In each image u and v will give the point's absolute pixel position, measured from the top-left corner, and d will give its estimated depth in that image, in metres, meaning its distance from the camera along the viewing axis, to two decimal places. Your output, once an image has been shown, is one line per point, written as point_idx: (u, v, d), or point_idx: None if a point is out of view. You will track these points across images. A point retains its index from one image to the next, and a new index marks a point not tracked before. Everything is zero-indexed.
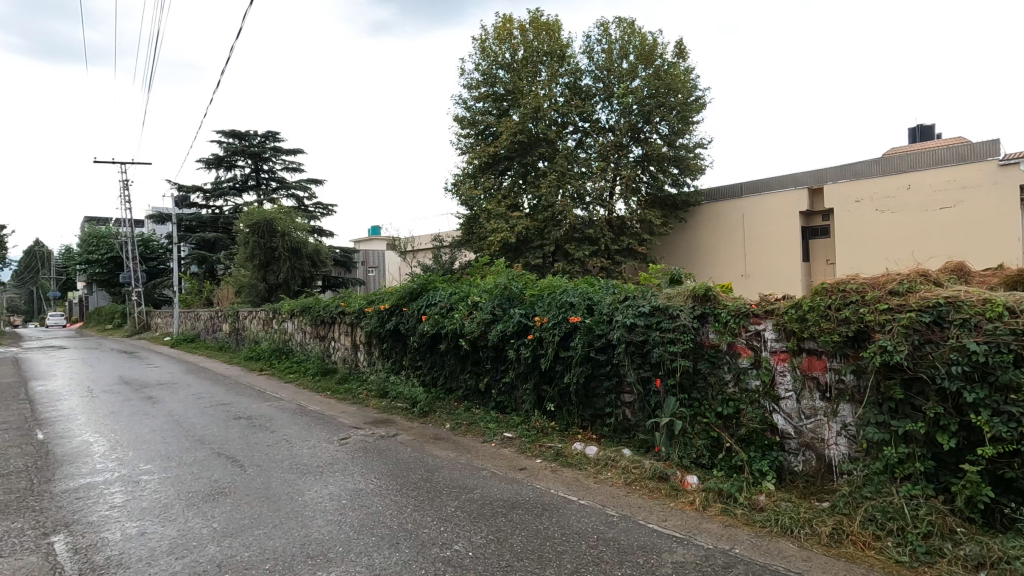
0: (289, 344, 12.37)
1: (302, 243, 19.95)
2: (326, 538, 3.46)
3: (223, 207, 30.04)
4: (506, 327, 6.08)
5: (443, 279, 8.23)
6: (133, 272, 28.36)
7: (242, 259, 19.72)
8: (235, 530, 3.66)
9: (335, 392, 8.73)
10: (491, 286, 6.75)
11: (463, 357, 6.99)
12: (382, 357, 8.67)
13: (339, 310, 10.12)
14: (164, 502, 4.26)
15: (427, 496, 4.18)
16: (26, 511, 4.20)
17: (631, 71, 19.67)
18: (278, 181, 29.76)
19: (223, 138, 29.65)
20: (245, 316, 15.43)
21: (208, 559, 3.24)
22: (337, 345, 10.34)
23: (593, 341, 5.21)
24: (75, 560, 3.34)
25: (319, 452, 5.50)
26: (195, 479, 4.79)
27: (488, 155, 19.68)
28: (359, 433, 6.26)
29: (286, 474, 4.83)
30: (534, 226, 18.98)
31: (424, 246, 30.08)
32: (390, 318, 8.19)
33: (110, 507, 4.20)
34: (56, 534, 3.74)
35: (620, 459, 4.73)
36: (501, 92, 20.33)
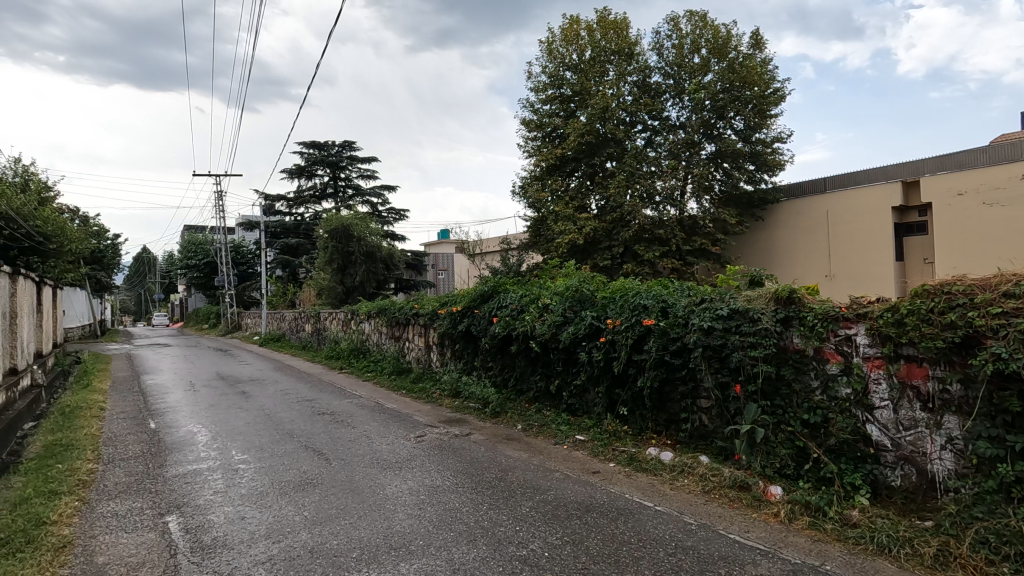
0: (366, 344, 12.93)
1: (376, 248, 20.79)
2: (408, 532, 3.60)
3: (304, 214, 31.81)
4: (578, 330, 6.06)
5: (514, 282, 8.32)
6: (225, 276, 30.56)
7: (322, 263, 20.81)
8: (324, 518, 3.89)
9: (410, 392, 9.04)
10: (562, 289, 6.79)
11: (534, 359, 7.04)
12: (454, 359, 8.89)
13: (413, 311, 10.49)
14: (260, 489, 4.61)
15: (503, 495, 4.27)
16: (144, 492, 4.68)
17: (704, 66, 19.04)
18: (354, 189, 31.22)
19: (304, 149, 31.40)
20: (326, 317, 16.23)
21: (301, 545, 3.47)
22: (411, 346, 10.71)
23: (668, 344, 5.09)
24: (187, 539, 3.67)
25: (397, 448, 5.74)
26: (287, 469, 5.15)
27: (556, 157, 19.64)
28: (434, 431, 6.46)
29: (368, 468, 5.08)
30: (603, 228, 18.74)
31: (493, 248, 30.49)
32: (462, 320, 8.38)
33: (214, 492, 4.59)
34: (170, 514, 4.14)
35: (696, 466, 4.61)
36: (568, 93, 20.27)
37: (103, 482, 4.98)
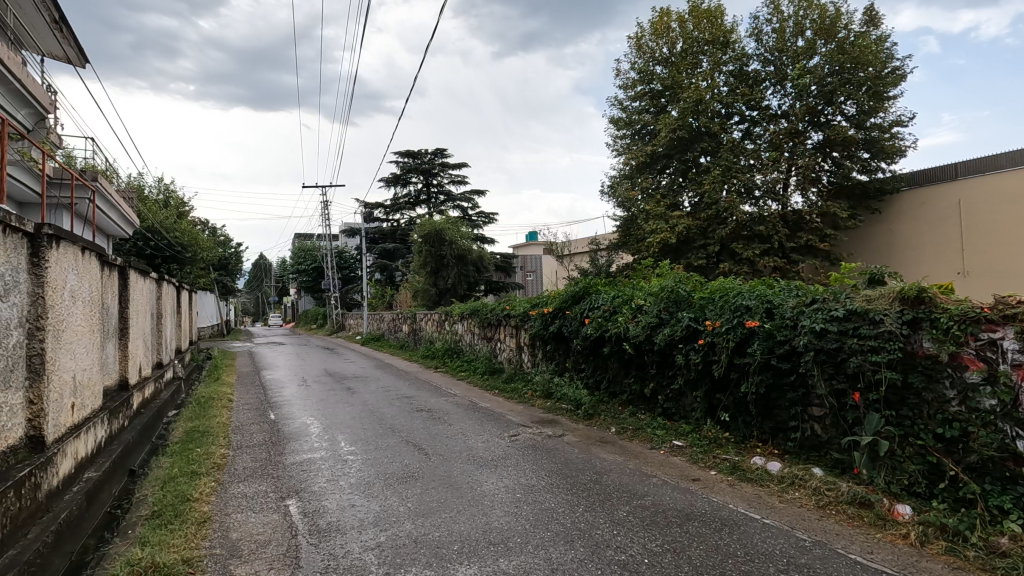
0: (460, 344, 13.33)
1: (467, 251, 21.39)
2: (506, 528, 3.67)
3: (400, 220, 33.46)
4: (674, 332, 5.86)
5: (605, 282, 8.22)
6: (331, 280, 32.79)
7: (417, 266, 21.77)
8: (426, 511, 4.07)
9: (503, 391, 9.20)
10: (656, 289, 6.61)
11: (628, 361, 6.91)
12: (546, 359, 8.94)
13: (504, 313, 10.68)
14: (367, 480, 4.90)
15: (599, 497, 4.23)
16: (268, 477, 5.15)
17: (809, 48, 17.70)
18: (446, 194, 32.37)
19: (400, 158, 32.98)
20: (422, 318, 16.94)
21: (405, 534, 3.65)
22: (503, 346, 10.90)
23: (775, 347, 4.79)
24: (305, 522, 3.99)
25: (492, 446, 5.86)
26: (390, 462, 5.44)
27: (646, 155, 19.10)
28: (528, 431, 6.53)
29: (465, 464, 5.24)
30: (696, 226, 17.96)
31: (581, 249, 30.34)
32: (554, 321, 8.40)
33: (328, 480, 4.96)
34: (290, 499, 4.51)
35: (809, 479, 4.29)
36: (658, 88, 19.64)
37: (234, 466, 5.54)
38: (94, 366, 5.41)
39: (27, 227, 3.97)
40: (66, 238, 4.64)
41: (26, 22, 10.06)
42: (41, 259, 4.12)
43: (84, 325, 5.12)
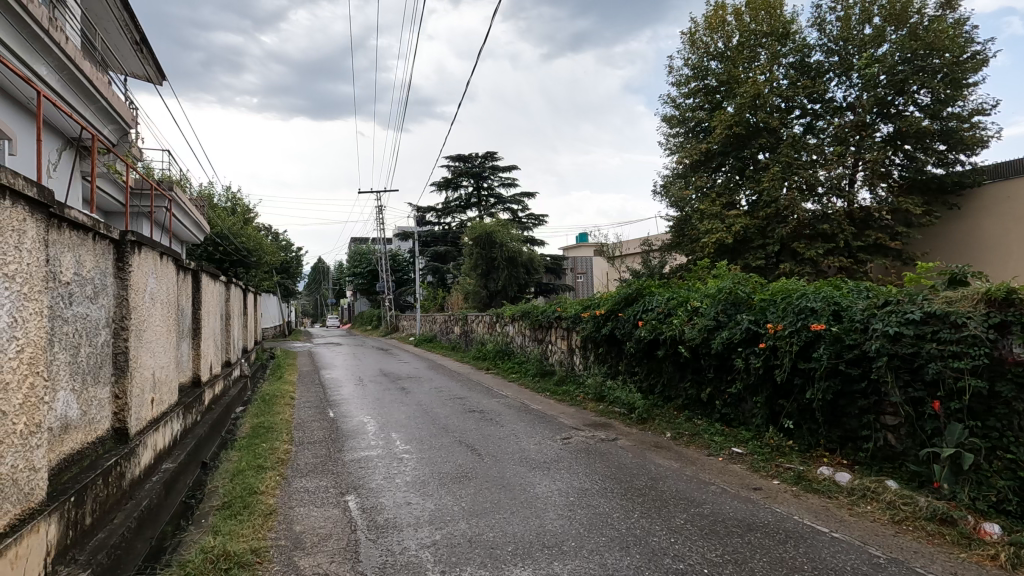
0: (511, 346, 13.38)
1: (517, 253, 21.44)
2: (559, 532, 3.65)
3: (451, 223, 33.97)
4: (732, 335, 5.67)
5: (659, 284, 8.05)
6: (385, 283, 33.65)
7: (468, 268, 22.03)
8: (480, 511, 4.10)
9: (554, 394, 9.17)
10: (714, 291, 6.42)
11: (683, 364, 6.73)
12: (598, 362, 8.84)
13: (556, 314, 10.63)
14: (422, 479, 4.99)
15: (655, 503, 4.14)
16: (328, 473, 5.34)
17: (877, 36, 16.76)
18: (496, 197, 32.63)
19: (451, 162, 33.49)
20: (473, 320, 17.10)
21: (460, 533, 3.70)
22: (554, 348, 10.85)
23: (843, 352, 4.55)
24: (364, 518, 4.11)
25: (544, 449, 5.85)
26: (444, 461, 5.52)
27: (701, 153, 18.58)
28: (580, 434, 6.48)
29: (517, 466, 5.25)
30: (755, 225, 17.30)
31: (633, 250, 29.85)
32: (606, 324, 8.29)
33: (384, 478, 5.08)
34: (349, 494, 4.66)
35: (883, 492, 4.04)
36: (713, 84, 19.07)
37: (296, 461, 5.77)
38: (170, 364, 5.76)
39: (113, 234, 4.29)
40: (147, 245, 4.97)
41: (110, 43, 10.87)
42: (126, 264, 4.44)
43: (162, 326, 5.46)
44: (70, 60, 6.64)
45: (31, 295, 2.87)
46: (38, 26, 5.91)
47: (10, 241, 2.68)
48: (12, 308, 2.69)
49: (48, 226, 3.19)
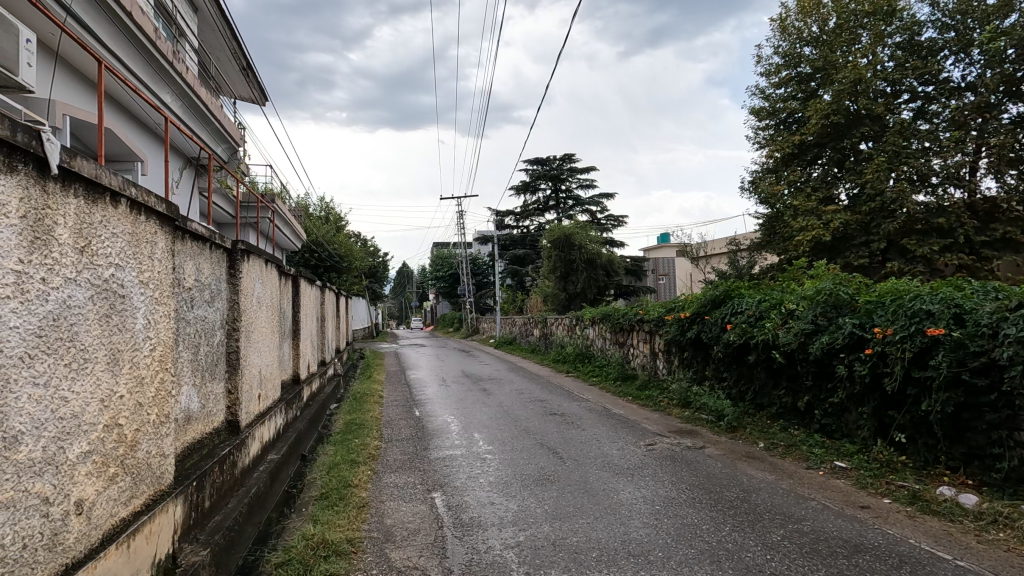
0: (591, 349, 13.23)
1: (596, 255, 21.20)
2: (645, 541, 3.56)
3: (530, 226, 34.22)
4: (833, 340, 5.27)
5: (749, 285, 7.65)
6: (466, 286, 34.42)
7: (547, 271, 22.06)
8: (563, 514, 4.09)
9: (636, 399, 8.96)
10: (812, 292, 6.00)
11: (777, 371, 6.35)
12: (683, 367, 8.55)
13: (638, 317, 10.39)
14: (506, 479, 5.05)
15: (747, 517, 3.93)
16: (416, 469, 5.55)
17: (1004, 6, 14.93)
18: (574, 199, 32.48)
19: (529, 166, 33.72)
20: (553, 322, 17.09)
21: (543, 536, 3.70)
22: (636, 352, 10.60)
23: (966, 360, 4.09)
24: (450, 515, 4.22)
25: (628, 454, 5.73)
26: (526, 463, 5.56)
27: (794, 145, 17.43)
28: (665, 441, 6.28)
29: (600, 471, 5.17)
30: (856, 221, 15.97)
31: (719, 250, 28.57)
32: (691, 327, 8.00)
33: (468, 477, 5.20)
34: (435, 492, 4.81)
35: (1019, 518, 3.58)
36: (807, 71, 17.84)
37: (386, 457, 6.05)
38: (274, 363, 6.25)
39: (226, 243, 4.71)
40: (254, 252, 5.42)
41: (222, 69, 11.94)
42: (237, 271, 4.87)
43: (267, 327, 5.94)
44: (189, 87, 7.38)
45: (161, 299, 3.22)
46: (165, 60, 6.63)
47: (146, 252, 3.03)
48: (146, 311, 3.03)
49: (174, 237, 3.56)
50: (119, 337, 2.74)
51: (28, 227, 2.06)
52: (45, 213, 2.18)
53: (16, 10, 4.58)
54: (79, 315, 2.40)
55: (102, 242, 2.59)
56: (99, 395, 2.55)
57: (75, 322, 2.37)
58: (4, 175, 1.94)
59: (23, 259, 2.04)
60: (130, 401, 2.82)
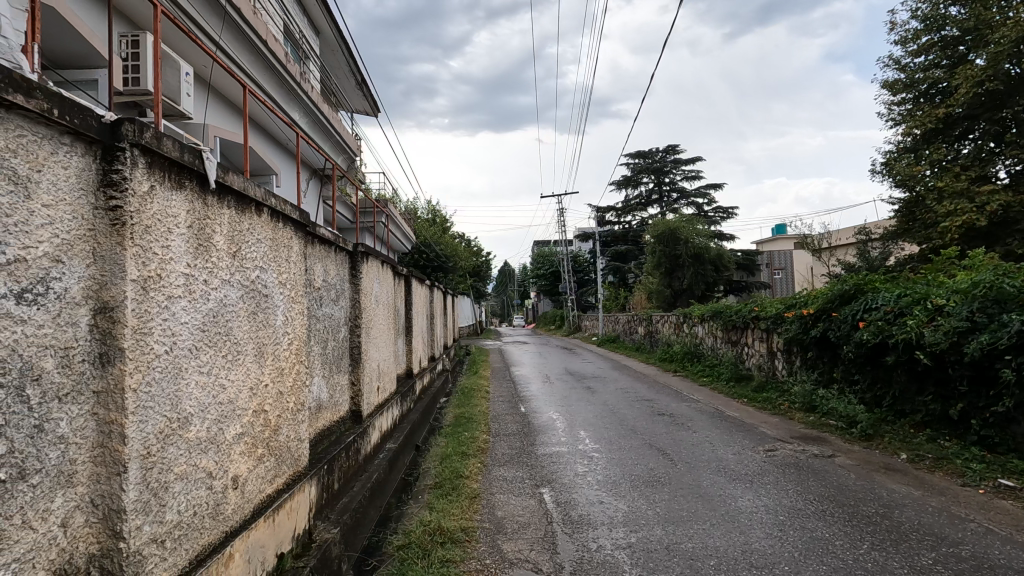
0: (700, 348, 12.65)
1: (704, 249, 20.21)
2: (769, 553, 3.33)
3: (632, 221, 33.43)
4: (996, 340, 4.59)
5: (886, 279, 6.89)
6: (568, 284, 34.35)
7: (651, 267, 21.40)
8: (676, 518, 3.94)
9: (752, 402, 8.42)
10: (967, 286, 5.27)
11: (923, 374, 5.65)
12: (807, 369, 7.90)
13: (752, 315, 9.76)
14: (614, 479, 4.96)
15: (889, 536, 3.54)
16: (524, 464, 5.63)
17: None
18: (679, 191, 31.21)
19: (630, 160, 32.92)
20: (658, 320, 16.56)
21: (656, 540, 3.59)
22: (751, 351, 9.98)
23: None
24: (559, 511, 4.24)
25: (745, 460, 5.39)
26: (635, 464, 5.42)
27: (937, 119, 15.31)
28: (788, 447, 5.83)
29: (715, 476, 4.91)
30: (1020, 202, 13.77)
31: (845, 240, 26.01)
32: (816, 324, 7.36)
33: (576, 474, 5.19)
34: (543, 487, 4.86)
35: None
36: (954, 34, 15.67)
37: (495, 451, 6.21)
38: (390, 358, 6.65)
39: (348, 246, 5.08)
40: (373, 254, 5.81)
41: (341, 86, 12.91)
42: (358, 272, 5.24)
43: (384, 324, 6.36)
44: (313, 104, 8.06)
45: (296, 298, 3.55)
46: (294, 80, 7.28)
47: (283, 255, 3.35)
48: (285, 309, 3.35)
49: (306, 242, 3.91)
50: (264, 331, 3.05)
51: (193, 235, 2.36)
52: (206, 223, 2.48)
53: (176, 47, 5.27)
54: (233, 312, 2.72)
55: (249, 247, 2.90)
56: (248, 383, 2.87)
57: (230, 318, 2.68)
58: (176, 191, 2.24)
59: (191, 262, 2.34)
60: (272, 390, 3.14)
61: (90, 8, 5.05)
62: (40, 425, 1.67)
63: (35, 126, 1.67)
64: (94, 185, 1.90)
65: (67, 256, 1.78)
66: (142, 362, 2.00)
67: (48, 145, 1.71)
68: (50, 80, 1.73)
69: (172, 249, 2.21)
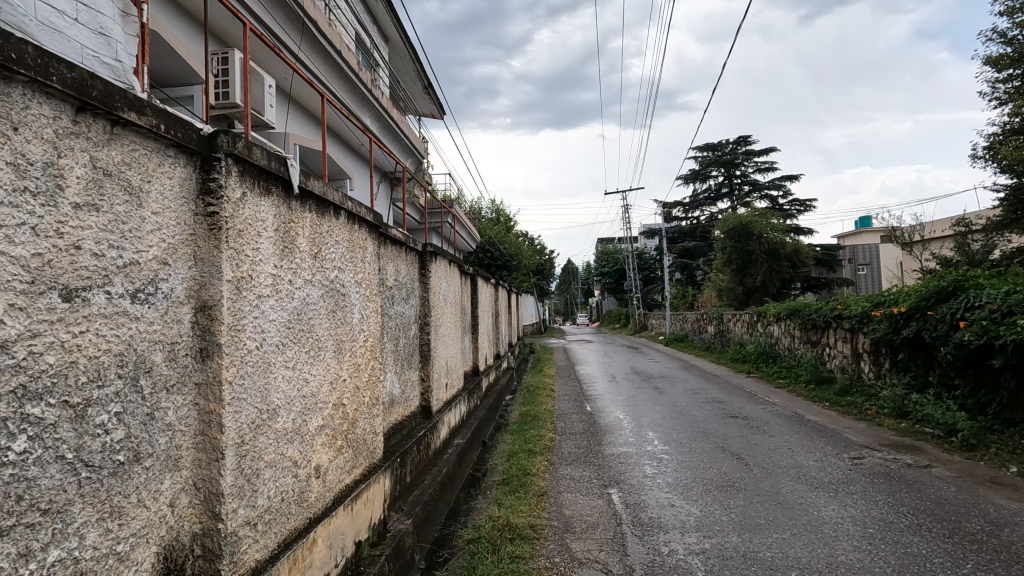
0: (776, 348, 12.06)
1: (779, 245, 19.22)
2: (857, 567, 3.12)
3: (700, 217, 32.33)
4: None
5: (991, 275, 6.29)
6: (633, 282, 33.70)
7: (721, 264, 20.60)
8: (753, 526, 3.77)
9: (834, 406, 7.93)
10: None
11: None
12: (898, 372, 7.34)
13: (834, 313, 9.20)
14: (685, 482, 4.82)
15: (997, 556, 3.22)
16: (591, 464, 5.59)
17: None
18: (752, 184, 29.84)
19: (698, 153, 31.82)
20: (730, 319, 15.92)
21: (732, 547, 3.46)
22: (833, 352, 9.41)
23: None
24: (628, 513, 4.17)
25: (828, 467, 5.08)
26: (707, 467, 5.24)
27: None
28: (876, 455, 5.44)
29: (795, 483, 4.66)
30: None
31: (941, 233, 23.92)
32: (908, 324, 6.84)
33: (645, 475, 5.08)
34: (612, 487, 4.80)
35: None
36: None
37: (562, 449, 6.21)
38: (458, 356, 6.79)
39: (419, 246, 5.24)
40: (441, 254, 5.96)
41: (408, 90, 13.31)
42: (427, 271, 5.39)
43: (452, 322, 6.50)
44: (384, 109, 8.34)
45: (371, 297, 3.70)
46: (365, 87, 7.58)
47: (360, 256, 3.51)
48: (361, 307, 3.50)
49: (379, 243, 4.06)
50: (342, 328, 3.21)
51: (280, 238, 2.51)
52: (291, 226, 2.63)
53: (260, 61, 5.61)
54: (315, 310, 2.87)
55: (328, 248, 3.05)
56: (329, 378, 3.02)
57: (313, 316, 2.83)
58: (264, 197, 2.39)
59: (277, 263, 2.49)
60: (350, 384, 3.29)
61: (187, 30, 5.48)
62: (151, 413, 1.83)
63: (145, 140, 1.82)
64: (194, 193, 2.05)
65: (173, 259, 1.94)
66: (236, 356, 2.15)
67: (156, 158, 1.87)
68: (157, 97, 1.89)
69: (261, 252, 2.36)
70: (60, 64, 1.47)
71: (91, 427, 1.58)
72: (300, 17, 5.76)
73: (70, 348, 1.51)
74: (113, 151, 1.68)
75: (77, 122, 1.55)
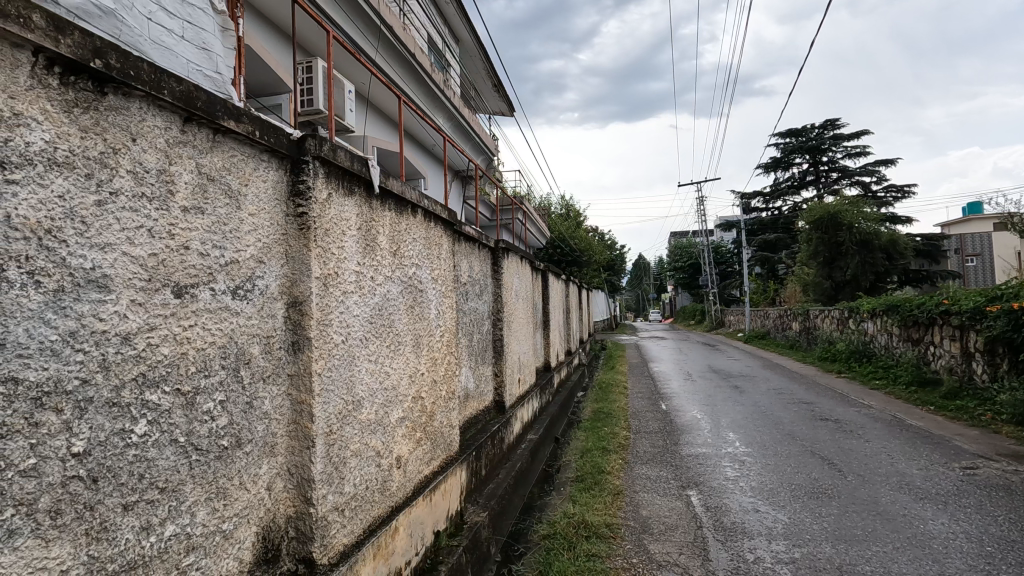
0: (870, 347, 11.19)
1: (873, 235, 17.76)
2: None
3: (783, 207, 30.56)
4: None
5: None
6: (709, 277, 32.41)
7: (806, 257, 19.36)
8: (849, 537, 3.51)
9: (941, 410, 7.25)
10: None
11: None
12: (1019, 374, 6.58)
13: (940, 309, 8.40)
14: (771, 487, 4.57)
15: None
16: (668, 463, 5.43)
17: None
18: (841, 171, 27.81)
19: (780, 139, 30.04)
20: (818, 315, 14.93)
21: (826, 558, 3.24)
22: (939, 351, 8.59)
23: None
24: (709, 516, 4.01)
25: (935, 477, 4.64)
26: (795, 472, 4.94)
27: None
28: (992, 466, 4.91)
29: (897, 493, 4.29)
30: None
31: None
32: None
33: (726, 478, 4.87)
34: (691, 489, 4.64)
35: None
36: None
37: (636, 447, 6.07)
38: (530, 351, 6.82)
39: (491, 242, 5.30)
40: (512, 250, 5.99)
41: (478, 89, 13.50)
42: (500, 268, 5.44)
43: (524, 317, 6.53)
44: (456, 109, 8.51)
45: (447, 293, 3.78)
46: (438, 88, 7.75)
47: (436, 253, 3.59)
48: (437, 303, 3.58)
49: (454, 241, 4.14)
50: (420, 324, 3.29)
51: (362, 237, 2.61)
52: (372, 225, 2.73)
53: (341, 67, 5.88)
54: (396, 306, 2.97)
55: (407, 246, 3.14)
56: (408, 371, 3.11)
57: (393, 312, 2.93)
58: (347, 198, 2.49)
59: (361, 261, 2.59)
60: (429, 378, 3.38)
61: (275, 44, 5.83)
62: (250, 402, 1.95)
63: (243, 146, 1.95)
64: (286, 195, 2.18)
65: (267, 257, 2.06)
66: (324, 350, 2.26)
67: (253, 163, 1.99)
68: (253, 106, 2.01)
69: (346, 250, 2.47)
70: (170, 78, 1.59)
71: (199, 414, 1.71)
72: (377, 24, 5.97)
73: (181, 341, 1.64)
74: (214, 156, 1.81)
75: (184, 132, 1.67)
